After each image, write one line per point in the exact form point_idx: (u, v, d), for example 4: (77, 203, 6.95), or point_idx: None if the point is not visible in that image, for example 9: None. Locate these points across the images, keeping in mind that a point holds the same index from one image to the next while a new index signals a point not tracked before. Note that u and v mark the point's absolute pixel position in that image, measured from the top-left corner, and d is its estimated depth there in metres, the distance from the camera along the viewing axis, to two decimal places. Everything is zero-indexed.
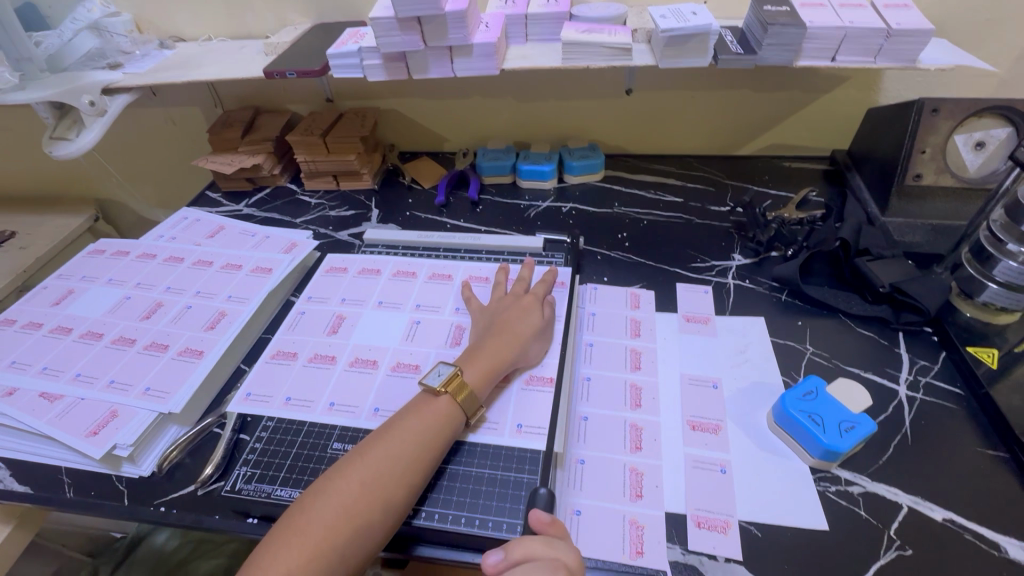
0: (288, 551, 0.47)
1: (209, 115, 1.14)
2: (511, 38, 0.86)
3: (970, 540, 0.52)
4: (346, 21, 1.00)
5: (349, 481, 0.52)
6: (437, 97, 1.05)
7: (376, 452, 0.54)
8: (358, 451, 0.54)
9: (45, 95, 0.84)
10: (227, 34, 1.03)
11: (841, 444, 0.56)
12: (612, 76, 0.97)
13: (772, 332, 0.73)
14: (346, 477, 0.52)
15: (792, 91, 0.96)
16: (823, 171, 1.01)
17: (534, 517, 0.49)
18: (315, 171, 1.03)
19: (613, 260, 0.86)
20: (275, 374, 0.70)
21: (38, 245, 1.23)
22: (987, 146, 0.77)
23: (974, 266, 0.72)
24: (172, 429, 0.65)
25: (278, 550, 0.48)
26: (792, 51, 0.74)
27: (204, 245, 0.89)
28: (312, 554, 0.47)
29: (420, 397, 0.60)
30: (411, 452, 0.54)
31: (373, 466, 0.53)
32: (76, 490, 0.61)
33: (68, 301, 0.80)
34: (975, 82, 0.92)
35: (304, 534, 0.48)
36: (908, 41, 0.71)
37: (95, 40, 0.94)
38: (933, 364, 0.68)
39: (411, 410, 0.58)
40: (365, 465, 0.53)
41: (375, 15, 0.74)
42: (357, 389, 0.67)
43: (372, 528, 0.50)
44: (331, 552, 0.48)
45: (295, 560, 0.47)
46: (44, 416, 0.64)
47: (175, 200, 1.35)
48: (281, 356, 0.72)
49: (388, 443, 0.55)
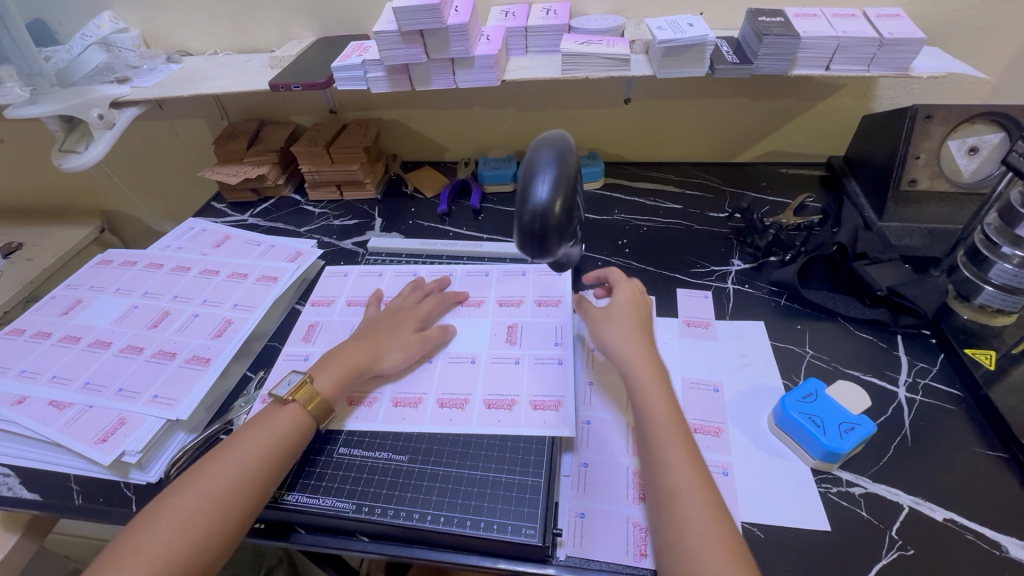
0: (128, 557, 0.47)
1: (215, 127, 1.16)
2: (512, 50, 0.88)
3: (970, 539, 0.53)
4: (350, 35, 1.02)
5: (194, 494, 0.51)
6: (440, 107, 1.06)
7: (217, 467, 0.53)
8: (203, 460, 0.54)
9: (55, 109, 0.86)
10: (232, 48, 1.05)
11: (840, 445, 0.57)
12: (611, 86, 0.99)
13: (771, 336, 0.74)
14: (191, 486, 0.51)
15: (789, 99, 0.98)
16: (820, 177, 1.02)
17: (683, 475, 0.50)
18: (319, 181, 1.05)
19: (613, 266, 0.87)
20: (365, 284, 0.85)
21: (44, 256, 1.25)
22: (980, 150, 0.78)
23: (970, 269, 0.73)
24: (179, 435, 0.66)
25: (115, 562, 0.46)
26: (786, 61, 0.76)
27: (210, 255, 0.90)
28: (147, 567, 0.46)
29: (271, 407, 0.59)
30: (252, 467, 0.54)
31: (195, 503, 0.50)
32: (85, 498, 0.62)
33: (76, 310, 0.81)
34: (969, 89, 0.93)
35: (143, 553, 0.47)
36: (901, 50, 0.73)
37: (103, 54, 0.97)
38: (931, 366, 0.69)
39: (254, 424, 0.58)
40: (204, 481, 0.52)
41: (378, 29, 0.76)
42: (353, 323, 0.78)
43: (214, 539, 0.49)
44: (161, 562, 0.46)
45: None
46: (54, 423, 0.65)
47: (180, 212, 1.37)
48: (319, 302, 0.83)
49: (231, 453, 0.54)
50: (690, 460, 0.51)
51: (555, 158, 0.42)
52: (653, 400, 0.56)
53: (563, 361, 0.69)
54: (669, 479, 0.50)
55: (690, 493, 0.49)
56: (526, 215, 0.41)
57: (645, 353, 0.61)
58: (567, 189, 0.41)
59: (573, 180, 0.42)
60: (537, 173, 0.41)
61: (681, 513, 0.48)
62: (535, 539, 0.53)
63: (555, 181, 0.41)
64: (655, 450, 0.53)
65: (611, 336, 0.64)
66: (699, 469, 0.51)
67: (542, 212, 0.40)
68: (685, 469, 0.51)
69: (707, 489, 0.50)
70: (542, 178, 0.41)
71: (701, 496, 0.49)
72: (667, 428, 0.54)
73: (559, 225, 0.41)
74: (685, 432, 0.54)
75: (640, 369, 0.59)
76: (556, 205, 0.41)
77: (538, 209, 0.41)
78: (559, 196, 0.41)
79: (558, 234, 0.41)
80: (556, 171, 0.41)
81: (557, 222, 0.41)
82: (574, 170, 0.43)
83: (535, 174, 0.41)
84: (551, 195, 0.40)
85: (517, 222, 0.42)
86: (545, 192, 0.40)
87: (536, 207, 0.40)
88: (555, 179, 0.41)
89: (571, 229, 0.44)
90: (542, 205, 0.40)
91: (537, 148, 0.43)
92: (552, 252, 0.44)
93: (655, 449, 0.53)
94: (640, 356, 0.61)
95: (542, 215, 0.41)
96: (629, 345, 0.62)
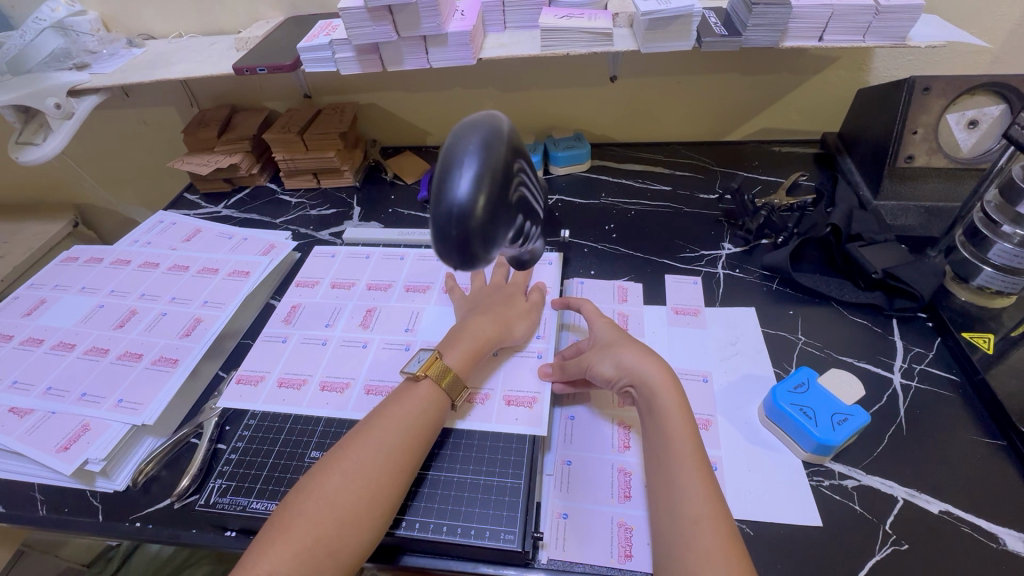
0: (276, 544, 0.46)
1: (185, 114, 1.11)
2: (489, 26, 0.83)
3: (967, 532, 0.51)
4: (320, 14, 0.97)
5: (340, 477, 0.50)
6: (418, 88, 1.02)
7: (361, 446, 0.52)
8: (349, 441, 0.53)
9: (9, 99, 0.82)
10: (197, 30, 1.00)
11: (832, 437, 0.54)
12: (596, 62, 0.95)
13: (763, 322, 0.71)
14: (340, 469, 0.50)
15: (781, 73, 0.94)
16: (814, 155, 0.99)
17: (693, 490, 0.48)
18: (293, 169, 1.00)
19: (599, 253, 0.84)
20: (353, 266, 0.83)
21: (16, 253, 1.20)
22: (980, 124, 0.74)
23: (968, 249, 0.70)
24: (147, 440, 0.63)
25: (265, 547, 0.46)
26: (778, 32, 0.72)
27: (179, 249, 0.87)
28: (300, 548, 0.45)
29: (403, 385, 0.59)
30: (396, 450, 0.52)
31: (351, 485, 0.49)
32: (49, 508, 0.59)
33: (39, 311, 0.77)
34: (966, 58, 0.90)
35: (289, 529, 0.46)
36: (897, 17, 0.69)
37: (60, 40, 0.91)
38: (927, 351, 0.66)
39: (393, 402, 0.56)
40: (354, 462, 0.51)
41: (344, 5, 0.71)
42: (336, 305, 0.77)
43: (359, 520, 0.48)
44: (316, 545, 0.46)
45: (281, 559, 0.45)
46: (14, 432, 0.62)
47: (156, 204, 1.33)
48: (302, 285, 0.81)
49: (374, 436, 0.53)
50: (700, 474, 0.49)
51: (482, 144, 0.35)
52: (668, 421, 0.53)
53: (543, 355, 0.66)
54: (685, 493, 0.48)
55: (708, 526, 0.45)
56: (441, 214, 0.34)
57: (659, 372, 0.56)
58: (493, 183, 0.35)
59: (504, 171, 0.36)
60: (457, 162, 0.34)
61: (695, 541, 0.45)
62: (515, 543, 0.51)
63: (478, 173, 0.34)
64: (671, 472, 0.50)
65: (622, 360, 0.58)
66: (713, 487, 0.48)
67: (458, 209, 0.34)
68: (702, 493, 0.47)
69: (717, 501, 0.47)
70: (460, 168, 0.34)
71: (718, 526, 0.45)
72: (682, 444, 0.51)
73: (484, 228, 0.35)
74: (703, 456, 0.51)
75: (658, 388, 0.54)
76: (478, 205, 0.34)
77: (457, 208, 0.34)
78: (483, 193, 0.34)
79: (482, 237, 0.35)
80: (481, 161, 0.34)
81: (481, 225, 0.35)
82: (510, 160, 0.36)
83: (454, 165, 0.34)
84: (474, 190, 0.34)
85: (433, 223, 0.35)
86: (465, 186, 0.34)
87: (454, 205, 0.34)
88: (479, 171, 0.34)
89: (504, 232, 0.37)
90: (461, 203, 0.34)
91: (461, 131, 0.36)
92: (480, 260, 0.37)
93: (670, 474, 0.49)
94: (656, 379, 0.55)
95: (461, 216, 0.34)
96: (644, 364, 0.56)
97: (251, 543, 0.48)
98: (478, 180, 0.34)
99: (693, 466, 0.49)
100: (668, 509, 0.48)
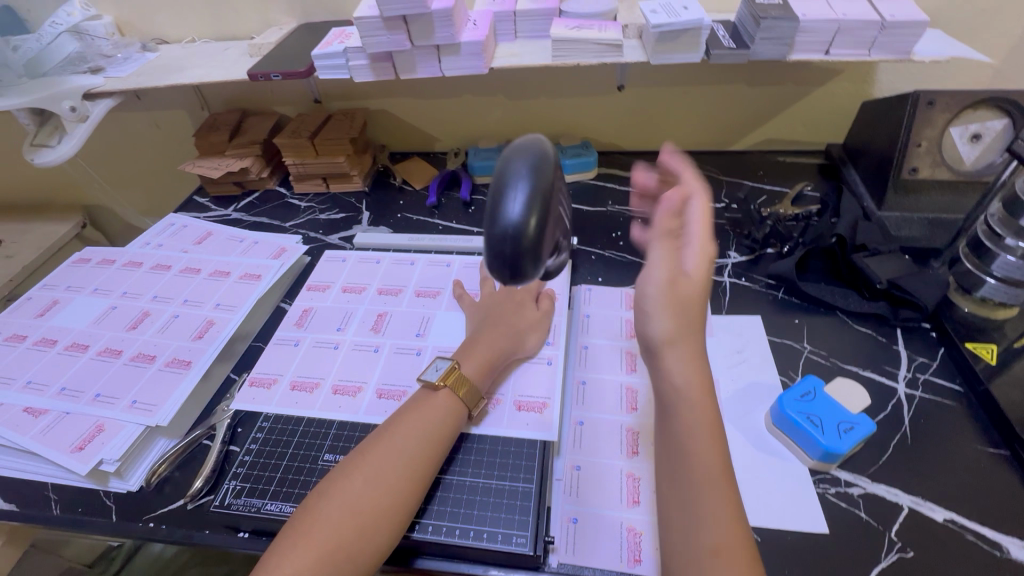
0: (297, 551, 0.46)
1: (195, 118, 1.12)
2: (500, 35, 0.85)
3: (971, 540, 0.52)
4: (333, 21, 0.98)
5: (359, 483, 0.50)
6: (428, 94, 1.03)
7: (379, 452, 0.53)
8: (367, 448, 0.54)
9: (24, 102, 0.84)
10: (210, 35, 1.01)
11: (838, 445, 0.55)
12: (605, 71, 0.96)
13: (769, 331, 0.72)
14: (359, 475, 0.51)
15: (787, 85, 0.95)
16: (819, 165, 1.00)
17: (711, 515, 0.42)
18: (303, 173, 1.01)
19: (607, 260, 0.85)
20: (363, 271, 0.84)
21: (24, 253, 1.21)
22: (983, 138, 0.76)
23: (971, 260, 0.72)
24: (160, 442, 0.64)
25: (286, 552, 0.46)
26: (785, 45, 0.73)
27: (191, 252, 0.88)
28: (320, 554, 0.46)
29: (421, 394, 0.59)
30: (415, 457, 0.53)
31: (371, 493, 0.50)
32: (63, 507, 0.60)
33: (52, 312, 0.78)
34: (970, 72, 0.91)
35: (308, 535, 0.47)
36: (903, 33, 0.70)
37: (75, 44, 0.93)
38: (931, 360, 0.67)
39: (412, 410, 0.57)
40: (373, 468, 0.52)
41: (359, 14, 0.72)
42: (347, 308, 0.78)
43: (378, 525, 0.49)
44: (337, 551, 0.46)
45: (301, 565, 0.45)
46: (29, 432, 0.62)
47: (164, 206, 1.33)
48: (314, 288, 0.82)
49: (393, 443, 0.54)
50: (723, 495, 0.43)
51: (532, 168, 0.37)
52: (694, 432, 0.46)
53: (552, 361, 0.67)
54: (705, 520, 0.42)
55: (727, 559, 0.40)
56: (495, 234, 0.36)
57: (695, 373, 0.48)
58: (544, 204, 0.36)
59: (551, 193, 0.38)
60: (510, 186, 0.37)
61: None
62: (527, 547, 0.51)
63: (531, 195, 0.36)
64: (690, 495, 0.43)
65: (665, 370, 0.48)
66: (738, 514, 0.42)
67: (512, 229, 0.36)
68: (727, 522, 0.42)
69: (742, 528, 0.42)
70: (513, 191, 0.36)
71: (740, 559, 0.40)
72: (707, 460, 0.44)
73: (535, 247, 0.36)
74: (730, 471, 0.45)
75: (689, 392, 0.47)
76: (531, 223, 0.36)
77: (510, 228, 0.36)
78: (535, 214, 0.36)
79: (533, 256, 0.37)
80: (532, 184, 0.36)
81: (533, 244, 0.36)
82: (555, 183, 0.39)
83: (507, 188, 0.36)
84: (526, 212, 0.36)
85: (486, 243, 0.37)
86: (518, 207, 0.36)
87: (508, 226, 0.36)
88: (531, 194, 0.36)
89: (550, 251, 0.39)
90: (515, 224, 0.36)
91: (511, 156, 0.38)
92: (528, 278, 0.39)
93: (687, 497, 0.43)
94: (689, 379, 0.47)
95: (515, 236, 0.36)
96: (684, 370, 0.48)
97: (269, 548, 0.48)
98: (530, 202, 0.36)
99: (714, 485, 0.43)
100: (681, 536, 0.43)
